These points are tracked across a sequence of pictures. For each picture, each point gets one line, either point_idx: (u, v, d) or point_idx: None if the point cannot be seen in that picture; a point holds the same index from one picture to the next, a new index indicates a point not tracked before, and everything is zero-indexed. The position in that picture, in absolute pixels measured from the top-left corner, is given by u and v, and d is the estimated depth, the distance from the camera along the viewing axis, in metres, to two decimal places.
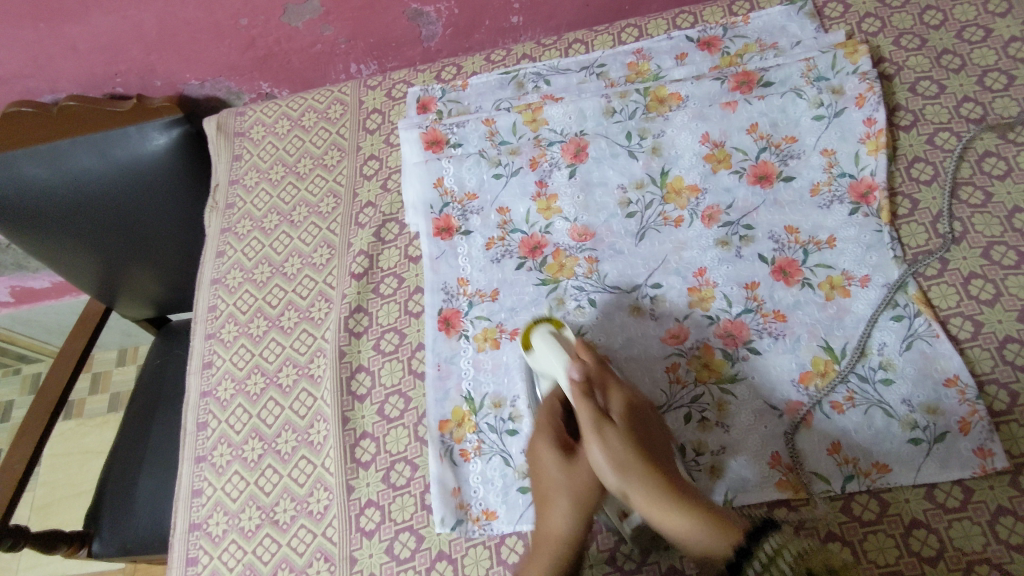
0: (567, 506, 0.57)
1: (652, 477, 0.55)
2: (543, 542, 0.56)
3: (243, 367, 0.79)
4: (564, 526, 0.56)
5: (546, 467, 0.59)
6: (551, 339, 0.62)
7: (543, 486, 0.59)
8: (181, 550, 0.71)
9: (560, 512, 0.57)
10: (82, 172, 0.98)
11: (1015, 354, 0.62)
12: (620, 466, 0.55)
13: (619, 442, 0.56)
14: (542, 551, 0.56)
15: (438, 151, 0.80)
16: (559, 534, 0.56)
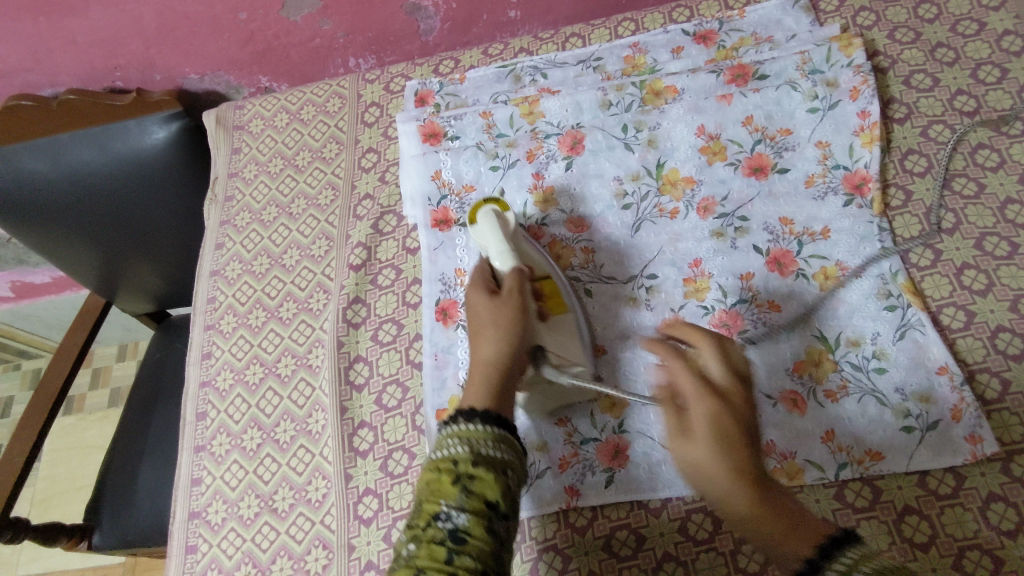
0: (495, 332, 0.58)
1: (725, 479, 0.49)
2: (475, 368, 0.56)
3: (242, 358, 0.80)
4: (492, 351, 0.57)
5: (476, 306, 0.61)
6: (492, 216, 0.68)
7: (474, 323, 0.60)
8: (181, 538, 0.71)
9: (488, 338, 0.57)
10: (82, 166, 0.98)
11: (1007, 344, 0.63)
12: (700, 466, 0.50)
13: (707, 451, 0.50)
14: (474, 375, 0.56)
15: (435, 144, 0.81)
16: (489, 356, 0.56)
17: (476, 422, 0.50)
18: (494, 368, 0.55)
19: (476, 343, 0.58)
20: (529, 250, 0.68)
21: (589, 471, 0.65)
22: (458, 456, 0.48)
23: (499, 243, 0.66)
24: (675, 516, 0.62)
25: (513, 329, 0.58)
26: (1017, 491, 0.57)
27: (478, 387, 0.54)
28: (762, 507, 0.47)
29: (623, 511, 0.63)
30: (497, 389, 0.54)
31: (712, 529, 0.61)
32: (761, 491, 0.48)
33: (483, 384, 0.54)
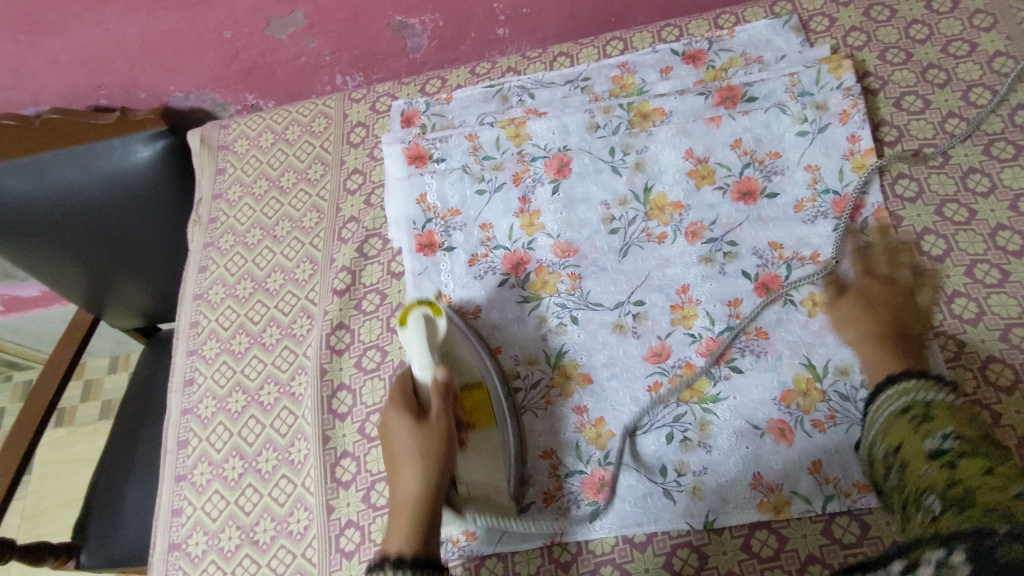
0: (418, 467, 0.56)
1: (894, 343, 0.63)
2: (397, 507, 0.55)
3: (224, 385, 0.79)
4: (416, 488, 0.55)
5: (398, 433, 0.57)
6: (421, 322, 0.62)
7: (395, 450, 0.58)
8: (161, 570, 0.70)
9: (411, 469, 0.56)
10: (65, 184, 0.97)
11: (998, 374, 0.62)
12: (843, 318, 0.66)
13: (850, 309, 0.66)
14: (396, 516, 0.54)
15: (421, 166, 0.80)
16: (411, 495, 0.55)
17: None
18: (418, 509, 0.54)
19: (397, 474, 0.56)
20: (461, 351, 0.66)
21: (574, 504, 0.64)
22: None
23: (427, 354, 0.60)
24: (660, 551, 0.62)
25: (438, 462, 0.56)
26: None
27: (404, 533, 0.52)
28: (898, 349, 0.63)
29: (608, 546, 0.63)
30: (423, 536, 0.52)
31: (697, 565, 0.61)
32: (882, 337, 0.63)
33: (407, 530, 0.52)
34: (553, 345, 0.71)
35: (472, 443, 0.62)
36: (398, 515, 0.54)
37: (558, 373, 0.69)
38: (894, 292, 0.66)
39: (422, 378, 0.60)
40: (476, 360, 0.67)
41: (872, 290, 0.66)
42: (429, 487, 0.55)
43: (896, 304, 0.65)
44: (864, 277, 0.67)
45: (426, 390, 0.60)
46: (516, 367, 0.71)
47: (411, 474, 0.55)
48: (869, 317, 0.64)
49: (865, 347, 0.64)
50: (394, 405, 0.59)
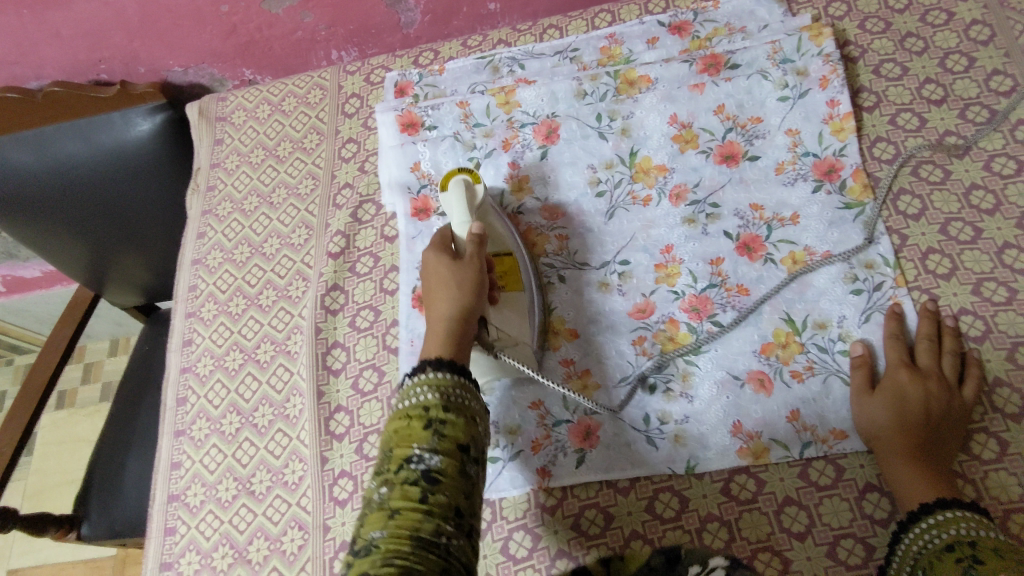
0: (453, 295, 0.60)
1: (914, 449, 0.58)
2: (434, 322, 0.59)
3: (222, 344, 0.81)
4: (451, 307, 0.59)
5: (435, 266, 0.63)
6: (460, 185, 0.69)
7: (432, 283, 0.62)
8: (160, 520, 0.73)
9: (447, 294, 0.60)
10: (66, 157, 0.99)
11: (968, 326, 0.64)
12: (872, 417, 0.60)
13: (884, 410, 0.60)
14: (432, 329, 0.58)
15: (413, 134, 0.82)
16: (446, 311, 0.59)
17: (436, 370, 0.52)
18: (452, 323, 0.58)
19: (432, 303, 0.61)
20: (494, 224, 0.72)
21: (561, 452, 0.66)
22: (425, 403, 0.50)
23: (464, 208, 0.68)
24: (643, 495, 0.64)
25: (473, 289, 0.61)
26: (973, 468, 0.59)
27: (439, 339, 0.57)
28: (919, 457, 0.58)
29: (592, 491, 0.65)
30: (452, 339, 0.57)
31: (678, 508, 0.63)
32: (911, 447, 0.58)
33: (442, 336, 0.57)
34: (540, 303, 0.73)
35: (506, 301, 0.69)
36: (430, 326, 0.58)
37: (546, 330, 0.72)
38: (928, 376, 0.61)
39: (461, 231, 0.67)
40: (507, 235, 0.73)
41: (903, 377, 0.61)
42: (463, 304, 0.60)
43: (933, 401, 0.59)
44: (896, 363, 0.62)
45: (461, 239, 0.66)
46: None
47: (446, 294, 0.60)
48: (896, 414, 0.59)
49: (893, 461, 0.59)
50: (434, 247, 0.65)
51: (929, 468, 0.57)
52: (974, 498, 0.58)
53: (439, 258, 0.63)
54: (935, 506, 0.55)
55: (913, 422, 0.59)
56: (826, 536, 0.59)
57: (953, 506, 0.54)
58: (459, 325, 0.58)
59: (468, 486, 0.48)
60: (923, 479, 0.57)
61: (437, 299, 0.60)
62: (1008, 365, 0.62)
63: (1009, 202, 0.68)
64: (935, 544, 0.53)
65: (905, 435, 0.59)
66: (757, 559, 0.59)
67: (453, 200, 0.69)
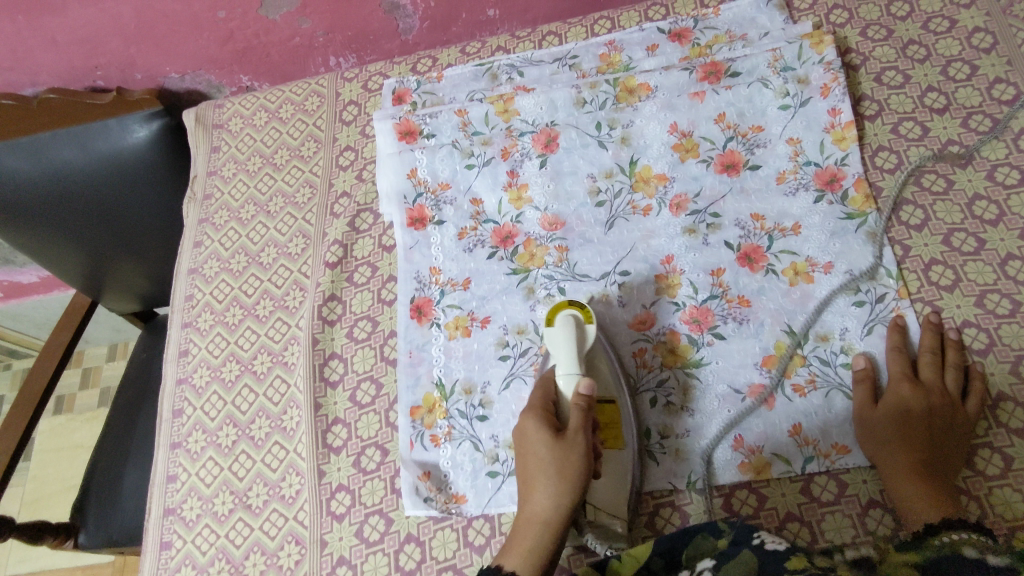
0: (552, 487, 0.55)
1: (917, 465, 0.58)
2: (527, 518, 0.56)
3: (218, 355, 0.80)
4: (547, 502, 0.55)
5: (531, 442, 0.58)
6: (571, 327, 0.64)
7: (530, 461, 0.57)
8: (156, 534, 0.72)
9: (544, 487, 0.55)
10: (62, 164, 0.98)
11: (972, 339, 0.63)
12: (874, 432, 0.60)
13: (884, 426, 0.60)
14: (523, 529, 0.55)
15: (412, 142, 0.81)
16: (540, 511, 0.55)
17: None
18: (545, 531, 0.55)
19: (529, 485, 0.57)
20: (601, 369, 0.66)
21: None
22: None
23: (569, 363, 0.62)
24: (643, 510, 0.63)
25: (574, 487, 0.55)
26: (977, 484, 0.58)
27: (524, 550, 0.54)
28: (922, 473, 0.57)
29: None
30: (538, 560, 0.54)
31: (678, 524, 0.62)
32: (913, 462, 0.58)
33: (528, 545, 0.54)
34: (540, 314, 0.71)
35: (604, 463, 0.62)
36: (522, 524, 0.56)
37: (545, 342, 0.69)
38: (930, 391, 0.60)
39: (565, 392, 0.61)
40: (611, 378, 0.66)
41: (903, 391, 0.61)
42: (559, 505, 0.55)
43: (935, 418, 0.60)
44: (899, 377, 0.62)
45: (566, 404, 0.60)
46: (505, 337, 0.70)
47: (542, 483, 0.55)
48: (898, 429, 0.59)
49: (898, 476, 0.58)
50: (532, 411, 0.59)
51: (933, 485, 0.57)
52: (978, 516, 0.57)
53: (537, 434, 0.57)
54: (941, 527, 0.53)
55: (915, 437, 0.59)
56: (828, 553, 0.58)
57: (959, 527, 0.53)
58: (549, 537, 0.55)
59: None
60: (927, 496, 0.56)
61: (532, 489, 0.56)
62: (1012, 379, 0.61)
63: (1012, 212, 0.68)
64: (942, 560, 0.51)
65: (907, 452, 0.58)
66: None
67: (558, 346, 0.63)
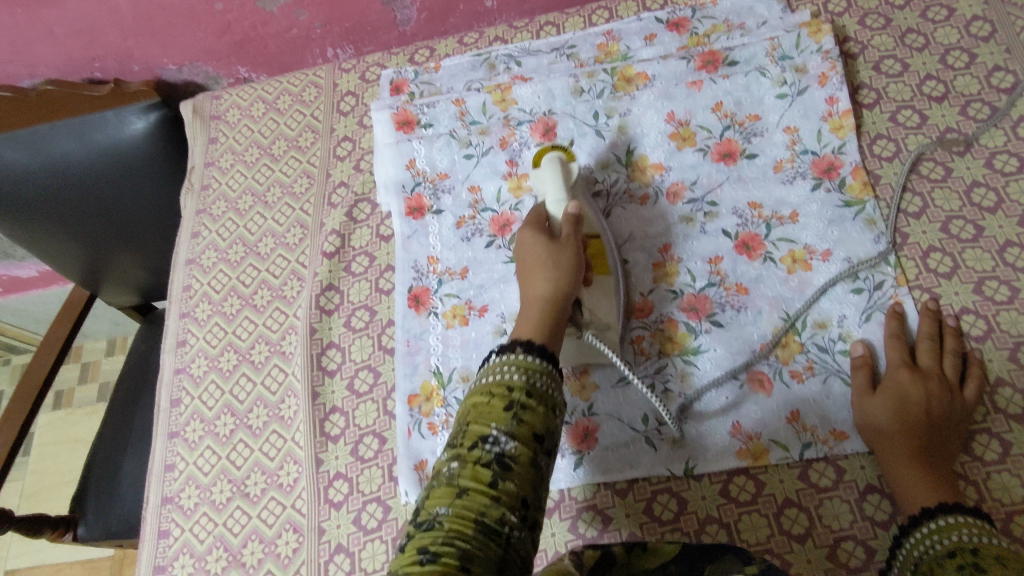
0: (551, 274, 0.59)
1: (917, 452, 0.57)
2: (530, 303, 0.59)
3: (216, 345, 0.80)
4: (547, 289, 0.59)
5: (535, 245, 0.62)
6: (556, 163, 0.68)
7: (528, 261, 0.62)
8: (154, 522, 0.72)
9: (543, 275, 0.60)
10: (61, 156, 0.97)
11: (970, 325, 0.63)
12: (873, 419, 0.59)
13: (885, 415, 0.59)
14: (527, 310, 0.58)
15: (409, 132, 0.81)
16: (545, 293, 0.58)
17: (531, 356, 0.52)
18: (547, 308, 0.58)
19: (529, 282, 0.60)
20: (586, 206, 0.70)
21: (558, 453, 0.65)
22: (513, 384, 0.50)
23: (561, 185, 0.66)
24: (640, 497, 0.63)
25: (570, 273, 0.60)
26: (975, 469, 0.58)
27: (532, 322, 0.56)
28: (922, 459, 0.57)
29: (590, 492, 0.64)
30: (547, 326, 0.56)
31: (676, 510, 0.62)
32: (913, 449, 0.57)
33: (535, 319, 0.56)
34: None
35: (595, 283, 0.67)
36: (528, 306, 0.58)
37: None
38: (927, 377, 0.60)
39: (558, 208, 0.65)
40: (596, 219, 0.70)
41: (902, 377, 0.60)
42: (559, 290, 0.59)
43: (934, 404, 0.58)
44: (897, 364, 0.62)
45: (558, 220, 0.65)
46: (503, 325, 0.70)
47: (545, 275, 0.60)
48: (898, 416, 0.58)
49: (897, 463, 0.58)
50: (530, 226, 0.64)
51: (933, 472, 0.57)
52: (975, 500, 0.57)
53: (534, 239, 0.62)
54: (937, 511, 0.53)
55: (915, 424, 0.58)
56: (825, 538, 0.58)
57: (954, 510, 0.53)
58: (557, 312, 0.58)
59: (538, 478, 0.47)
60: (928, 485, 0.56)
61: (536, 280, 0.59)
62: (1011, 365, 0.61)
63: (1010, 199, 0.68)
64: (935, 550, 0.52)
65: (908, 439, 0.58)
66: None
67: (545, 176, 0.68)
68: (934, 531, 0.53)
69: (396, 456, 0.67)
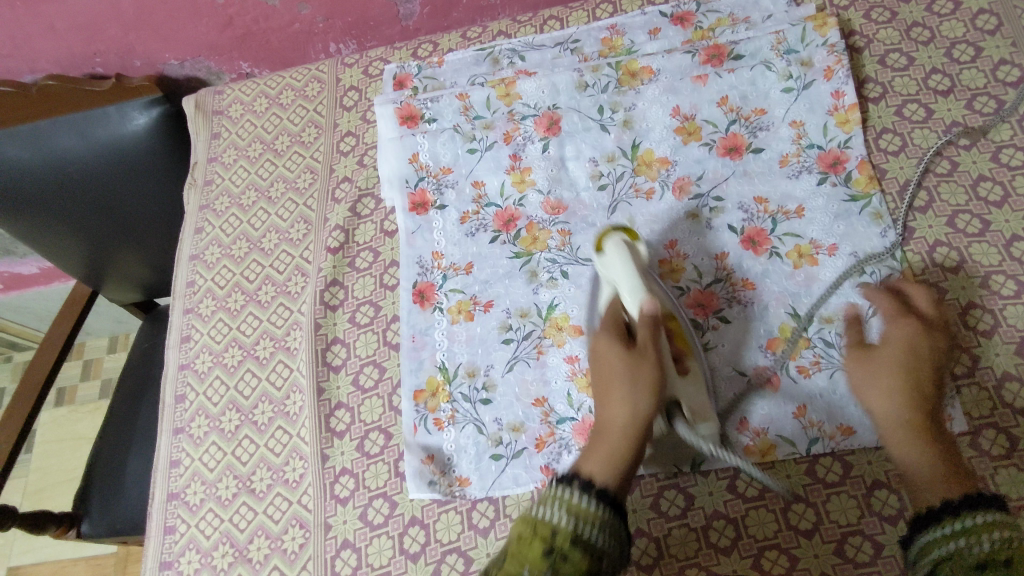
0: (628, 396, 0.55)
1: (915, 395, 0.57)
2: (606, 432, 0.55)
3: (221, 341, 0.80)
4: (623, 416, 0.55)
5: (608, 360, 0.58)
6: (622, 247, 0.62)
7: (604, 375, 0.58)
8: (160, 518, 0.72)
9: (619, 395, 0.55)
10: (62, 152, 0.98)
11: (977, 320, 0.63)
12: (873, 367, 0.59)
13: (880, 389, 0.58)
14: (604, 439, 0.54)
15: (413, 127, 0.81)
16: (622, 424, 0.54)
17: (587, 499, 0.49)
18: (627, 439, 0.54)
19: (606, 401, 0.56)
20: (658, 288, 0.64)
21: (566, 450, 0.64)
22: (559, 527, 0.48)
23: (631, 277, 0.61)
24: (647, 493, 0.63)
25: (652, 393, 0.55)
26: (982, 464, 0.58)
27: (606, 456, 0.53)
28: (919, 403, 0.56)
29: None
30: (623, 465, 0.52)
31: (683, 506, 0.62)
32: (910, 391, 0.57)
33: (609, 454, 0.53)
34: (543, 298, 0.71)
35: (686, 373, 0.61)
36: (606, 437, 0.54)
37: (548, 326, 0.69)
38: (920, 345, 0.59)
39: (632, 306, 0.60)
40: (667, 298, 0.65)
41: (893, 349, 0.59)
42: (637, 413, 0.54)
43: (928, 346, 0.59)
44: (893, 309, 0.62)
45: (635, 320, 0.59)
46: (508, 321, 0.71)
47: (622, 402, 0.55)
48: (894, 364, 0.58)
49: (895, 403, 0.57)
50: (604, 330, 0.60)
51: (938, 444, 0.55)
52: None
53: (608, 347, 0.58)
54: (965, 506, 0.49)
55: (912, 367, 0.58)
56: (833, 532, 0.58)
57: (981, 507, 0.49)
58: (638, 447, 0.54)
59: None
60: (932, 456, 0.54)
61: (614, 406, 0.55)
62: (1017, 359, 0.61)
63: (1017, 193, 0.67)
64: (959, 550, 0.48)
65: (907, 411, 0.56)
66: (764, 557, 0.59)
67: (612, 261, 0.62)
68: (959, 534, 0.48)
69: (403, 452, 0.67)
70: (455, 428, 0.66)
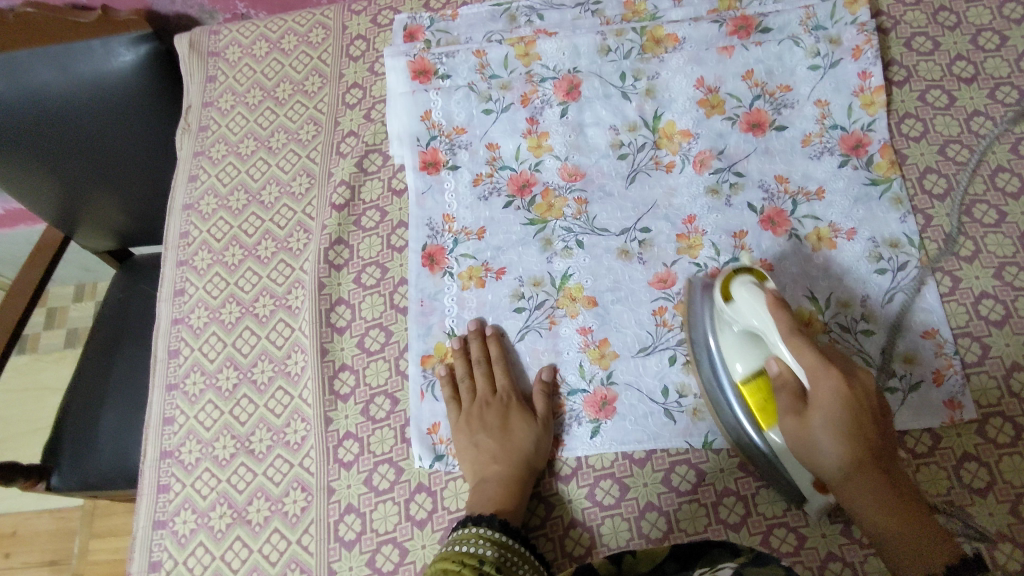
0: (509, 450, 0.62)
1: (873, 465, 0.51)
2: (485, 481, 0.61)
3: (217, 296, 0.77)
4: (502, 469, 0.61)
5: (484, 416, 0.64)
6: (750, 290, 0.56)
7: (478, 425, 0.64)
8: (152, 476, 0.70)
9: (501, 449, 0.62)
10: (41, 86, 0.90)
11: (989, 310, 0.64)
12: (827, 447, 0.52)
13: (838, 453, 0.51)
14: (483, 488, 0.61)
15: (426, 82, 0.77)
16: (502, 475, 0.61)
17: (495, 530, 0.55)
18: (506, 489, 0.60)
19: (484, 451, 0.63)
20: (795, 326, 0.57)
21: (575, 421, 0.65)
22: (484, 555, 0.53)
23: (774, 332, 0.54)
24: (659, 467, 0.63)
25: (530, 445, 0.62)
26: (988, 451, 0.59)
27: (488, 501, 0.59)
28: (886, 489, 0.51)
29: (607, 461, 0.64)
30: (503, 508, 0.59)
31: (694, 481, 0.62)
32: (876, 474, 0.51)
33: (489, 499, 0.59)
34: (558, 268, 0.70)
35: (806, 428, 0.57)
36: (482, 484, 0.61)
37: (562, 296, 0.68)
38: (837, 400, 0.51)
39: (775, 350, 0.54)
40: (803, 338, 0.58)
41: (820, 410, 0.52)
42: (516, 466, 0.61)
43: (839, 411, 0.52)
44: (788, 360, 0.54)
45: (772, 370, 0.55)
46: (520, 289, 0.69)
47: (504, 464, 0.61)
48: (853, 436, 0.51)
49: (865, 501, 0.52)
50: (501, 366, 0.66)
51: (922, 520, 0.50)
52: (987, 481, 0.58)
53: (486, 403, 0.65)
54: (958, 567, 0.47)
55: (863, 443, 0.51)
56: (840, 514, 0.58)
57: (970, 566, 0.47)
58: (512, 502, 0.60)
59: None
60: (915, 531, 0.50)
61: (494, 463, 0.61)
62: None
63: None
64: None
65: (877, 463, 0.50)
66: (772, 535, 0.59)
67: (744, 305, 0.56)
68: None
69: (408, 417, 0.66)
70: (452, 401, 0.66)
